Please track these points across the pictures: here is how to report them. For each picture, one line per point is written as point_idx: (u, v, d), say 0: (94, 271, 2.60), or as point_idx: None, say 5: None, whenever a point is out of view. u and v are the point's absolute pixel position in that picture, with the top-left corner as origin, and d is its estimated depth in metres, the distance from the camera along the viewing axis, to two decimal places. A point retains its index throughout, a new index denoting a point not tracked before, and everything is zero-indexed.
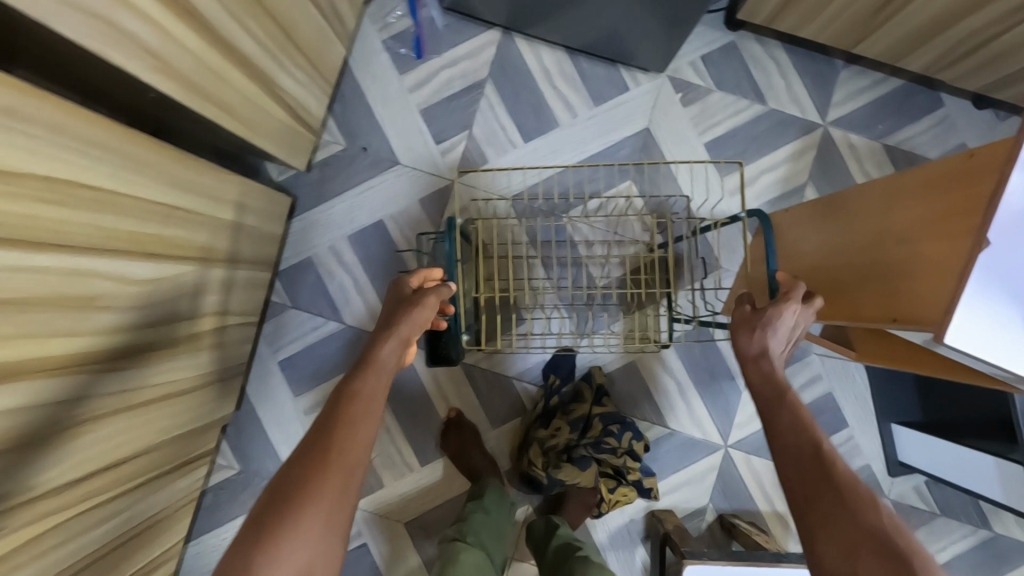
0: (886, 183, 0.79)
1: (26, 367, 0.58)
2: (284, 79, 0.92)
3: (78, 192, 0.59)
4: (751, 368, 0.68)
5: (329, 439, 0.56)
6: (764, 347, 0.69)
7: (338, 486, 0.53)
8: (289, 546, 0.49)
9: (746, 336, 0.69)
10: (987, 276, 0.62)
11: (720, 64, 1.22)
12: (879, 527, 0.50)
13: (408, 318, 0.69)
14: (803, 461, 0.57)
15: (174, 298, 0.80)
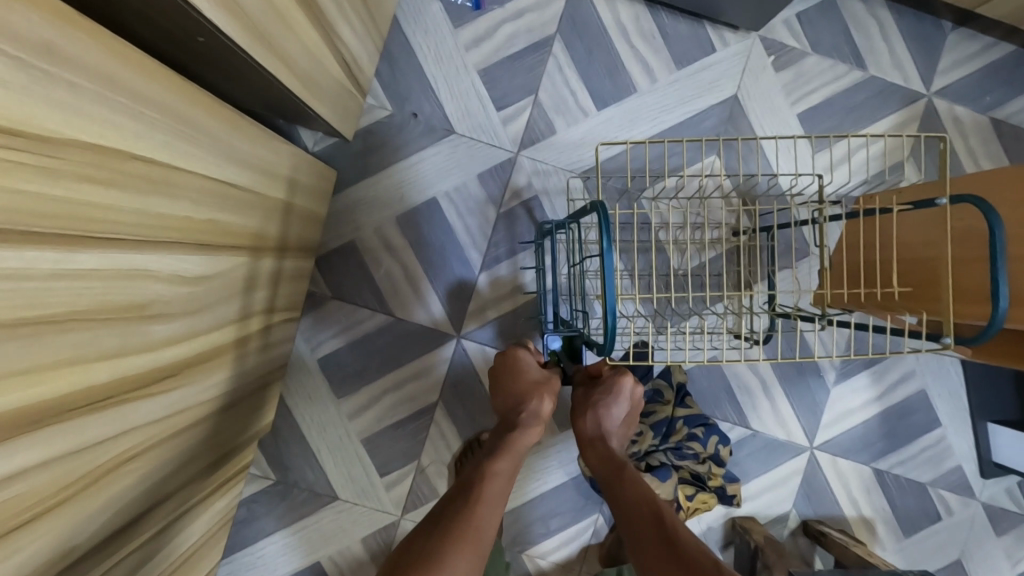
0: (985, 182, 0.73)
1: (63, 404, 0.43)
2: (341, 28, 0.76)
3: (127, 165, 0.44)
4: (590, 450, 0.75)
5: (464, 508, 0.60)
6: (600, 424, 0.76)
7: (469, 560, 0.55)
8: None
9: (584, 421, 0.76)
10: None
11: (817, 23, 1.08)
12: None
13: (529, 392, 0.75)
14: (640, 537, 0.61)
15: (223, 297, 0.65)
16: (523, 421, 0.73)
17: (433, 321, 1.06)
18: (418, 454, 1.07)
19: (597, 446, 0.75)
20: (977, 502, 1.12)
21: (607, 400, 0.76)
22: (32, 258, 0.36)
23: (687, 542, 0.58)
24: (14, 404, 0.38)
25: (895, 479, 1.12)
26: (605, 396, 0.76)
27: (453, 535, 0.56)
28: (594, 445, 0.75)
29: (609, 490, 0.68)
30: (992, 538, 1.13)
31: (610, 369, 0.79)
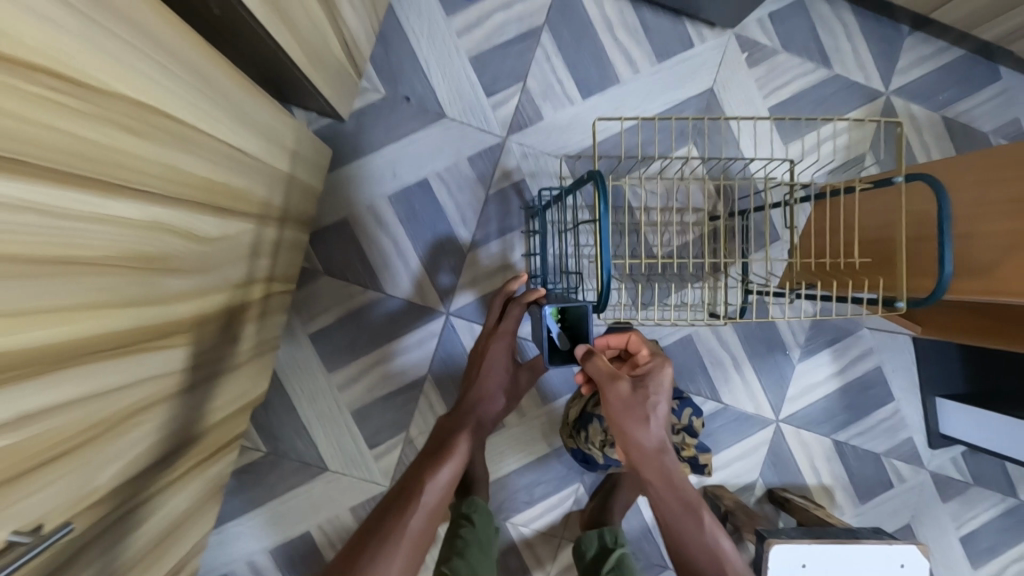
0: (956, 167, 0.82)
1: (90, 345, 0.46)
2: (342, 7, 0.79)
3: (156, 120, 0.47)
4: (652, 474, 0.67)
5: (400, 510, 0.60)
6: (654, 435, 0.66)
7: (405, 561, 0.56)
8: None
9: (643, 436, 0.66)
10: None
11: (788, 22, 1.15)
12: None
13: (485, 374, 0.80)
14: None
15: (230, 261, 0.69)
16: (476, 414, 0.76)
17: (424, 297, 1.10)
18: (407, 427, 1.11)
19: (657, 463, 0.66)
20: (926, 471, 1.22)
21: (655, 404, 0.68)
22: (77, 199, 0.40)
23: None
24: (59, 333, 0.42)
25: (853, 450, 1.21)
26: (657, 393, 0.68)
27: (389, 538, 0.56)
28: (659, 466, 0.66)
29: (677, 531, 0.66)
30: (939, 504, 1.23)
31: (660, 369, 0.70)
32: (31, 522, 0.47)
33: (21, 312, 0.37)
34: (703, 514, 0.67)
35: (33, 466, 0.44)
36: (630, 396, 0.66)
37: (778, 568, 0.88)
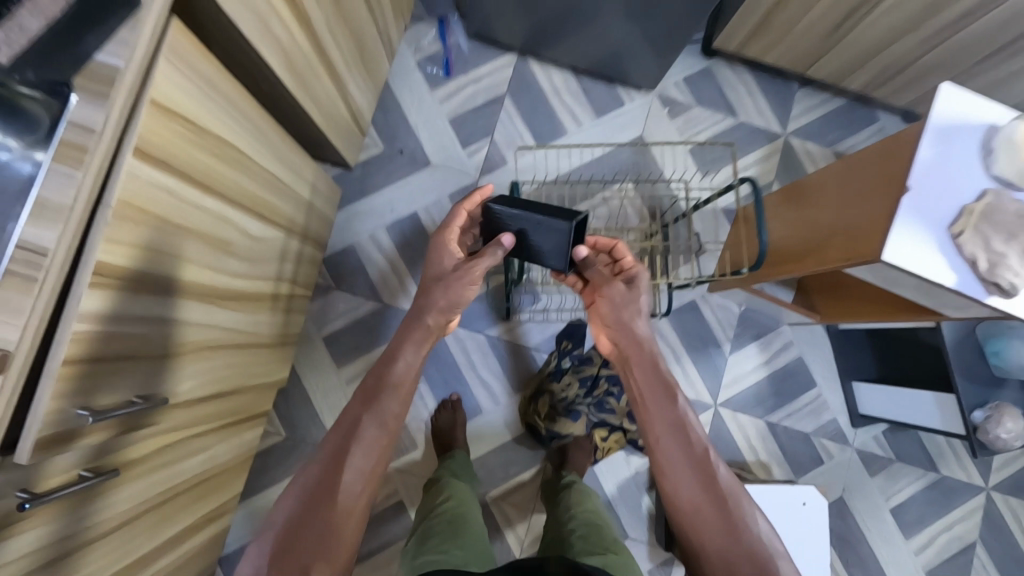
0: (822, 174, 1.06)
1: (187, 287, 0.73)
2: (349, 84, 1.11)
3: (230, 150, 0.76)
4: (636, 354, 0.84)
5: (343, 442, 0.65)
6: (637, 325, 0.86)
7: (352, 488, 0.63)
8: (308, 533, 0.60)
9: (633, 323, 0.86)
10: (918, 219, 0.76)
11: (699, 84, 1.47)
12: (754, 541, 0.67)
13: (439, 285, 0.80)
14: (684, 462, 0.73)
15: (268, 256, 0.96)
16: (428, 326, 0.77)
17: (415, 304, 1.37)
18: None
19: (645, 348, 0.84)
20: (852, 448, 1.41)
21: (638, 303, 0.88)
22: (190, 191, 0.68)
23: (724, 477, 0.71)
24: (173, 273, 0.69)
25: (784, 430, 1.40)
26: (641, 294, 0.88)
27: (331, 474, 0.63)
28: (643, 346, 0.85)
29: (652, 407, 0.78)
30: (867, 478, 1.40)
31: (640, 276, 0.89)
32: (160, 394, 0.73)
33: (157, 252, 0.64)
34: (679, 401, 0.78)
35: (160, 354, 0.70)
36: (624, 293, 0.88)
37: None
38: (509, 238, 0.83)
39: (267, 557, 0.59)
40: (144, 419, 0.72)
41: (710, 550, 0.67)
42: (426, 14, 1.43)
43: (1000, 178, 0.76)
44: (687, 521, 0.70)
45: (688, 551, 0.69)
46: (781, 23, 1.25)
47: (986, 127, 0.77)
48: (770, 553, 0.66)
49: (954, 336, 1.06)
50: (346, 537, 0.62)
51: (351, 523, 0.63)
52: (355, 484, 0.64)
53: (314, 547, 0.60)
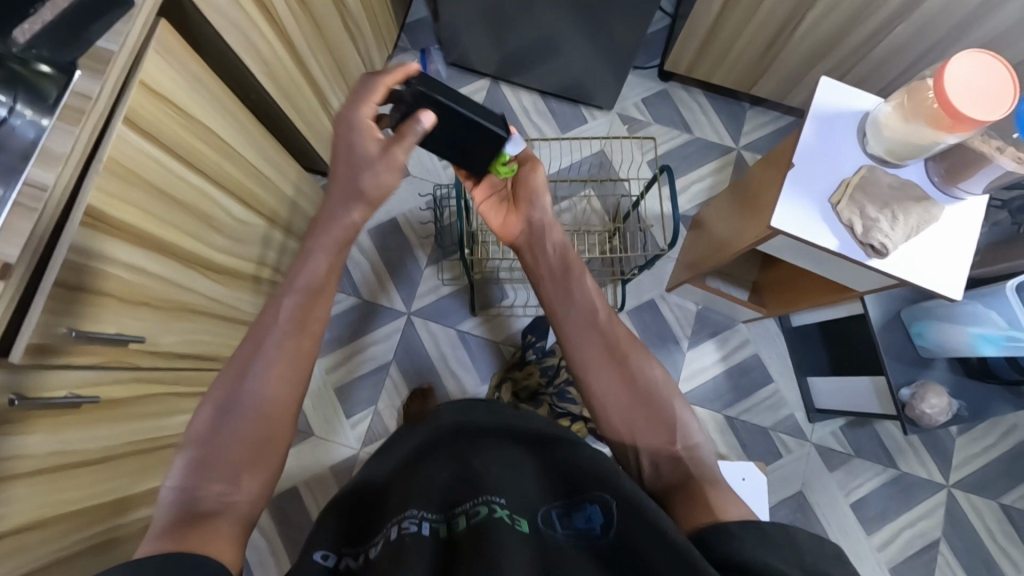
0: (760, 169, 1.18)
1: (170, 249, 0.85)
2: (332, 98, 1.28)
3: (217, 139, 0.90)
4: (539, 239, 0.89)
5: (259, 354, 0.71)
6: (536, 211, 0.91)
7: (273, 394, 0.69)
8: (236, 437, 0.66)
9: (531, 211, 0.91)
10: (802, 190, 0.86)
11: (657, 104, 1.61)
12: (653, 391, 0.75)
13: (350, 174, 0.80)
14: (590, 336, 0.79)
15: (250, 240, 1.10)
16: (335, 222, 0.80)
17: (392, 300, 1.49)
18: (376, 400, 1.44)
19: (546, 233, 0.89)
20: (810, 443, 1.45)
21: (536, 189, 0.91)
22: (175, 164, 0.81)
23: (626, 341, 0.78)
24: (159, 233, 0.82)
25: (742, 424, 1.45)
26: (538, 182, 0.91)
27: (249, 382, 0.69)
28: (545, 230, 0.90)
29: (556, 293, 0.83)
30: (826, 473, 1.44)
31: (532, 156, 0.94)
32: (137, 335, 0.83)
33: (144, 211, 0.77)
34: (582, 275, 0.84)
35: (144, 302, 0.82)
36: (527, 181, 0.91)
37: None
38: (429, 117, 0.78)
39: (197, 456, 0.65)
40: (93, 347, 0.76)
41: (610, 401, 0.75)
42: (410, 46, 1.62)
43: (876, 157, 0.87)
44: (592, 380, 0.76)
45: (597, 412, 0.76)
46: (721, 46, 1.39)
47: (860, 114, 0.88)
48: (664, 396, 0.75)
49: (881, 319, 1.14)
50: (276, 438, 0.68)
51: (275, 426, 0.68)
52: (274, 389, 0.70)
53: (250, 446, 0.66)
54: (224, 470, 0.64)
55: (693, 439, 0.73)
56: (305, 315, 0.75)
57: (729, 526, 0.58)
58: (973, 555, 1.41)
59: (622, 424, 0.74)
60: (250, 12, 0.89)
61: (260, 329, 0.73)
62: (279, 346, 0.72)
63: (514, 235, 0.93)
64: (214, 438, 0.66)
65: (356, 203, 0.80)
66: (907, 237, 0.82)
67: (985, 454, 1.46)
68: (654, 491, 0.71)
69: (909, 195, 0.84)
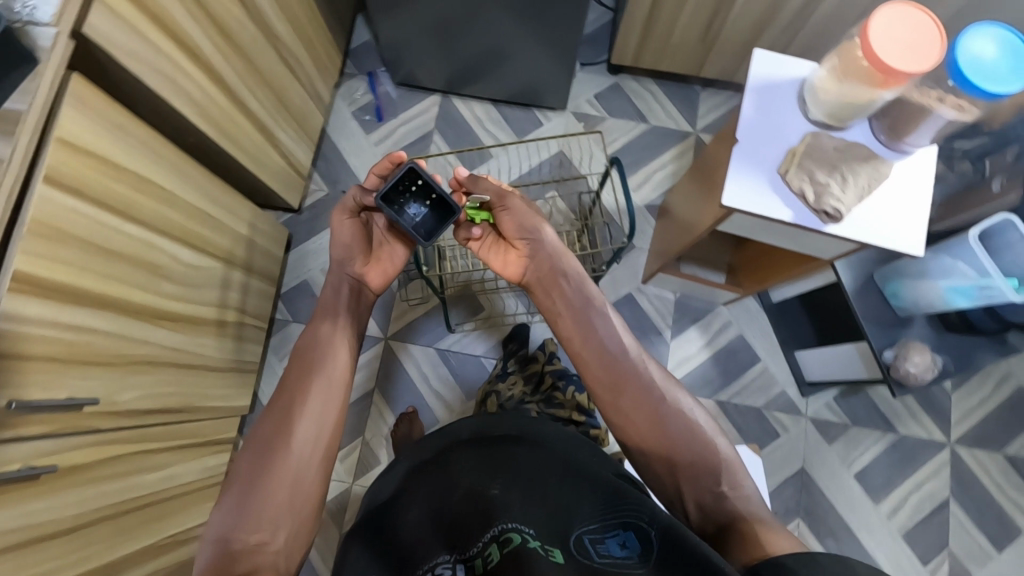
0: (715, 149, 1.17)
1: (114, 304, 0.83)
2: (279, 132, 1.26)
3: (153, 187, 0.89)
4: (552, 279, 0.91)
5: (293, 403, 0.81)
6: (543, 251, 0.91)
7: (305, 439, 0.78)
8: (272, 481, 0.74)
9: (540, 253, 0.92)
10: (750, 165, 0.85)
11: (609, 98, 1.60)
12: (688, 429, 0.77)
13: (346, 251, 0.94)
14: (614, 376, 0.82)
15: (207, 285, 1.08)
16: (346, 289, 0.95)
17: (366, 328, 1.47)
18: (363, 430, 1.41)
19: (559, 273, 0.91)
20: (806, 417, 1.43)
21: (535, 231, 0.91)
22: (108, 217, 0.79)
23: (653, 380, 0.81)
24: (99, 288, 0.79)
25: (735, 408, 1.44)
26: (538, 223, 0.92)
27: (284, 429, 0.78)
28: (554, 270, 0.91)
29: (578, 333, 0.86)
30: (826, 446, 1.42)
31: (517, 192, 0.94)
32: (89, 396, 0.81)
33: (78, 268, 0.75)
34: (603, 311, 0.88)
35: (91, 361, 0.80)
36: (525, 222, 0.92)
37: None
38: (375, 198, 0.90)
39: (239, 504, 0.72)
40: (41, 415, 0.74)
41: (645, 442, 0.78)
42: (357, 71, 1.61)
43: (818, 122, 0.86)
44: (627, 419, 0.80)
45: (634, 452, 0.79)
46: (663, 32, 1.39)
47: (798, 81, 0.87)
48: (698, 434, 0.77)
49: (854, 285, 1.12)
50: (309, 480, 0.77)
51: (306, 467, 0.77)
52: (304, 434, 0.79)
53: (288, 495, 0.74)
54: (258, 512, 0.72)
55: (735, 475, 0.75)
56: (326, 364, 0.85)
57: (785, 561, 0.54)
58: (985, 510, 1.39)
59: (660, 465, 0.77)
60: (172, 55, 0.88)
61: (296, 381, 0.83)
62: (311, 398, 0.82)
63: (521, 273, 0.95)
64: (254, 484, 0.74)
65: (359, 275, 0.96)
66: (859, 198, 0.82)
67: (983, 406, 1.44)
68: (702, 531, 0.73)
69: (854, 155, 0.83)
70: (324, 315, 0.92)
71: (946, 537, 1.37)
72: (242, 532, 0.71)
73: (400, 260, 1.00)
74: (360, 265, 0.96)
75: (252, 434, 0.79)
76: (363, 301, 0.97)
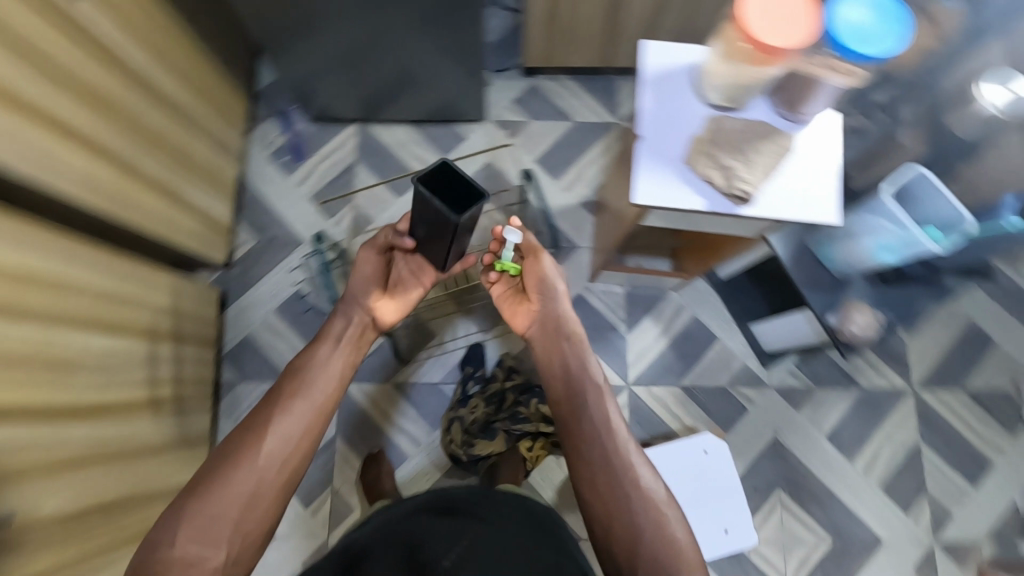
0: None
1: (15, 411, 0.78)
2: (187, 191, 1.21)
3: (42, 278, 0.83)
4: (557, 343, 1.01)
5: (270, 419, 0.88)
6: (556, 319, 1.02)
7: (270, 454, 0.85)
8: (232, 489, 0.82)
9: (553, 319, 1.02)
10: (656, 159, 0.83)
11: (528, 101, 1.58)
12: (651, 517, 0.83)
13: (363, 282, 1.02)
14: (601, 443, 0.89)
15: (126, 369, 1.04)
16: (351, 322, 1.01)
17: None
18: (331, 479, 1.37)
19: (563, 340, 1.00)
20: (771, 387, 1.44)
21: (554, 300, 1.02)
22: None
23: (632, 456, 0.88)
24: None
25: (700, 390, 1.43)
26: (559, 293, 1.02)
27: (255, 445, 0.85)
28: (562, 335, 1.01)
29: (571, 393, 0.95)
30: (795, 413, 1.42)
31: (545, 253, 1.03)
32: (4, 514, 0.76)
33: None
34: (596, 380, 0.96)
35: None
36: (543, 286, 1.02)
37: None
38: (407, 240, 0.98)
39: (195, 510, 0.79)
40: None
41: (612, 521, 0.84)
42: (267, 112, 1.56)
43: (717, 105, 0.85)
44: (597, 499, 0.86)
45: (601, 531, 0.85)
46: (566, 28, 1.38)
47: (691, 66, 0.86)
48: (659, 523, 0.83)
49: (791, 252, 1.09)
50: (266, 495, 0.83)
51: (263, 484, 0.83)
52: (273, 453, 0.85)
53: (241, 509, 0.81)
54: (210, 522, 0.79)
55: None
56: (309, 389, 0.92)
57: None
58: (955, 448, 1.41)
59: (621, 549, 0.83)
60: (39, 137, 0.82)
61: (279, 399, 0.91)
62: (288, 418, 0.89)
63: (528, 331, 1.06)
64: (214, 492, 0.81)
65: (365, 307, 1.02)
66: (766, 176, 0.81)
67: (938, 346, 1.46)
68: None
69: (757, 133, 0.82)
70: (320, 341, 0.98)
71: (923, 480, 1.39)
72: (184, 540, 0.77)
73: (413, 300, 1.07)
74: (375, 298, 1.03)
75: (229, 439, 0.87)
76: (367, 336, 1.03)
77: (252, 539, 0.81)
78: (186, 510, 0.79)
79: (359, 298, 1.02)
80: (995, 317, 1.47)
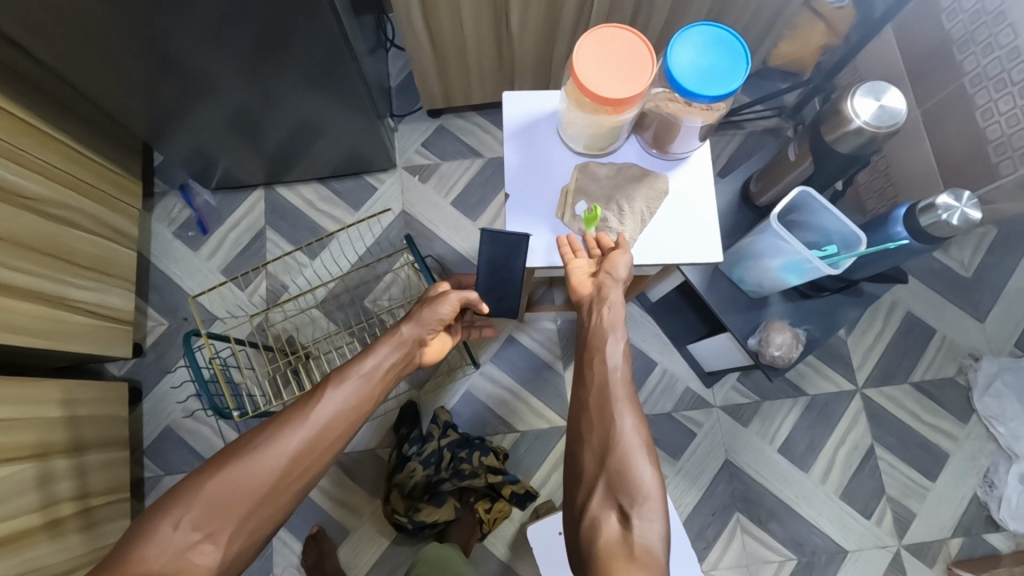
0: None
1: None
2: (74, 292, 1.15)
3: None
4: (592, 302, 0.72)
5: (305, 407, 0.74)
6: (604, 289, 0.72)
7: (295, 445, 0.71)
8: (251, 472, 0.68)
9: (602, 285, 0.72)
10: (528, 217, 0.79)
11: (437, 143, 1.54)
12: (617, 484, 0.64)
13: (428, 314, 0.86)
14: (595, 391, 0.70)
15: (18, 495, 0.96)
16: (394, 350, 0.83)
17: None
18: (271, 565, 1.31)
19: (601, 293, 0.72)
20: (717, 407, 1.40)
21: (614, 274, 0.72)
22: None
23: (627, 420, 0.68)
24: None
25: (645, 419, 1.39)
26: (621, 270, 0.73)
27: (282, 430, 0.72)
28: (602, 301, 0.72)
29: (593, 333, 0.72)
30: (743, 430, 1.39)
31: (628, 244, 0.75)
32: None
33: None
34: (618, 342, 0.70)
35: None
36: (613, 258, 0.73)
37: (539, 538, 1.08)
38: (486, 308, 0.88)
39: (203, 499, 0.66)
40: None
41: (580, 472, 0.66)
42: (167, 187, 1.50)
43: (585, 152, 0.81)
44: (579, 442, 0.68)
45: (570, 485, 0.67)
46: (459, 69, 1.34)
47: (553, 114, 0.82)
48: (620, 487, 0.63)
49: (702, 279, 1.08)
50: (281, 493, 0.69)
51: (278, 480, 0.69)
52: (300, 446, 0.71)
53: (250, 504, 0.67)
54: (218, 510, 0.66)
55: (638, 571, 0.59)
56: (347, 386, 0.77)
57: None
58: (909, 444, 1.38)
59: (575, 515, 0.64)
60: None
61: (317, 389, 0.77)
62: (326, 410, 0.74)
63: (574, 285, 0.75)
64: (222, 473, 0.67)
65: (414, 338, 0.86)
66: (641, 224, 0.77)
67: (880, 342, 1.44)
68: None
69: (627, 178, 0.79)
70: (367, 350, 0.83)
71: (880, 483, 1.36)
72: (190, 524, 0.64)
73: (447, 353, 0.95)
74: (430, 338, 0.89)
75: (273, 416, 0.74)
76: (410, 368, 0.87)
77: (252, 541, 0.68)
78: (205, 490, 0.66)
79: (413, 333, 0.86)
80: (935, 306, 1.44)
